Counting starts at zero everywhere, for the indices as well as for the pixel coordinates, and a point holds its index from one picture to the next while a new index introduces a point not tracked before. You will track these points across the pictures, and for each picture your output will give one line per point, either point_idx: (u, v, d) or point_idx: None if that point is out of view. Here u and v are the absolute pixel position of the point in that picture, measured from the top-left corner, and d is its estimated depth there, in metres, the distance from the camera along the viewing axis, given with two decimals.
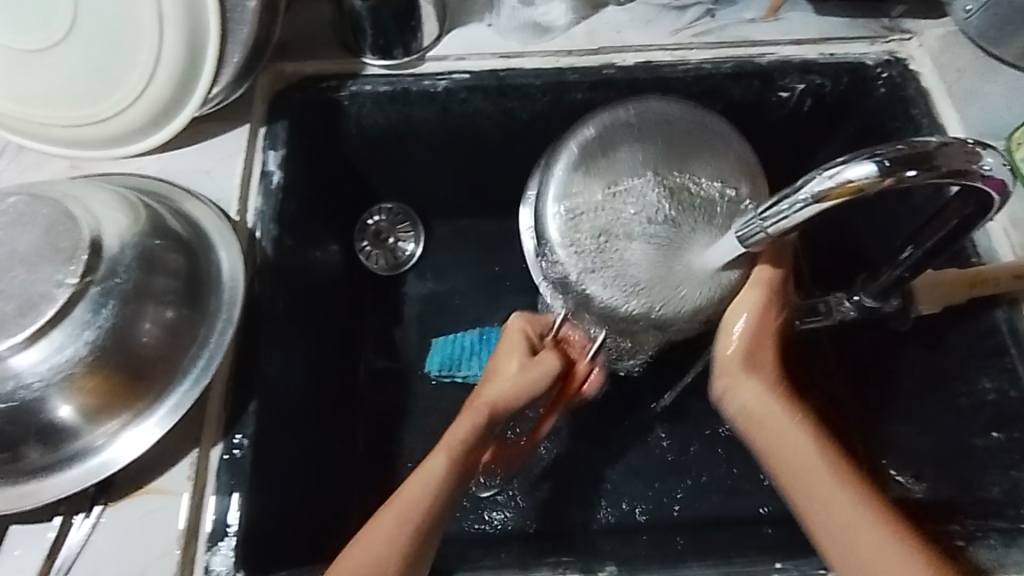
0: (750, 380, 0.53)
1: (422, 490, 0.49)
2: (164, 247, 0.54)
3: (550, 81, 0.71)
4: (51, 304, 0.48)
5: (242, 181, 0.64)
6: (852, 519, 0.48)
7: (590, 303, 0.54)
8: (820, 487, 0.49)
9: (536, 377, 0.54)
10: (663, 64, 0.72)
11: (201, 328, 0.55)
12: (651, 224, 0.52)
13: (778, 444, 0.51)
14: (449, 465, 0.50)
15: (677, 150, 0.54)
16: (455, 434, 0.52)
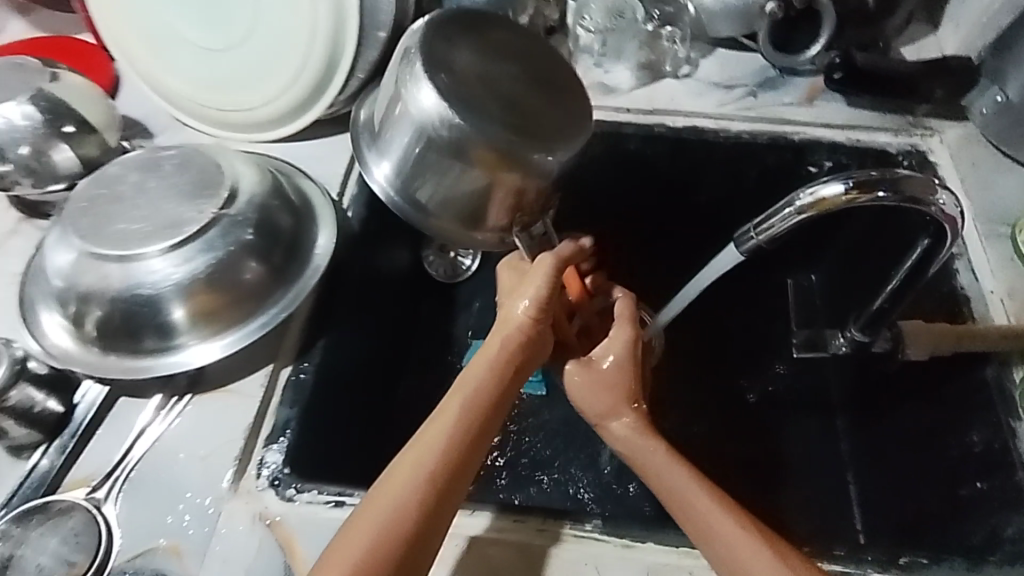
0: (620, 421, 0.58)
1: (423, 462, 0.51)
2: (279, 203, 0.68)
3: (609, 131, 0.85)
4: (191, 226, 0.62)
5: (346, 172, 0.79)
6: (714, 523, 0.51)
7: (508, 147, 0.58)
8: (679, 500, 0.53)
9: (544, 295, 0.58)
10: (707, 129, 0.84)
11: (296, 269, 0.68)
12: (522, 88, 0.62)
13: (648, 467, 0.56)
14: (449, 435, 0.52)
15: (452, 20, 0.62)
16: (471, 372, 0.56)
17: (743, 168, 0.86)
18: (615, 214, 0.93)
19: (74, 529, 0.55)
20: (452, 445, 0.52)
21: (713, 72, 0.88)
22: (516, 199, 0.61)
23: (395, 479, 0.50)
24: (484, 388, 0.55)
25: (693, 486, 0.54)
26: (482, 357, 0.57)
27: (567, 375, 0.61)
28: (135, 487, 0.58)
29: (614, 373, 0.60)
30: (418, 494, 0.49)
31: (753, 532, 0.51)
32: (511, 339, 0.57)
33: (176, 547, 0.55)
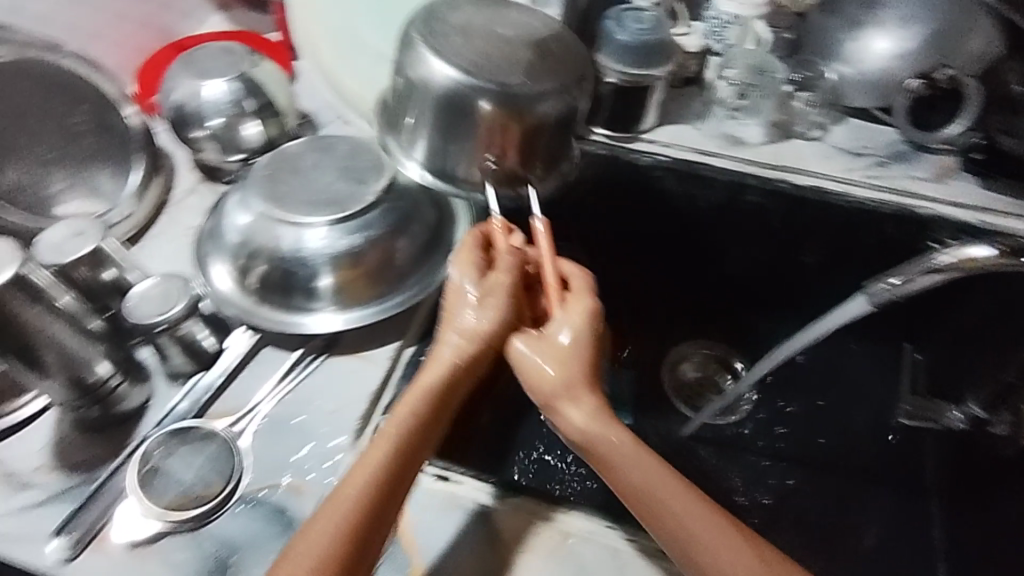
0: (574, 409, 0.55)
1: (345, 505, 0.50)
2: (427, 200, 0.74)
3: (734, 179, 0.88)
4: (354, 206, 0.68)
5: None
6: (689, 523, 0.51)
7: (517, 105, 0.63)
8: (659, 503, 0.52)
9: (503, 320, 0.59)
10: (832, 191, 0.85)
11: (434, 258, 0.74)
12: (500, 36, 0.66)
13: (617, 466, 0.54)
14: (372, 483, 0.51)
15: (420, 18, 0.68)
16: (389, 424, 0.55)
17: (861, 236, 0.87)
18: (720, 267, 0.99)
19: (214, 455, 0.60)
20: (376, 492, 0.51)
21: (844, 139, 0.91)
22: (523, 144, 0.66)
23: (321, 528, 0.49)
24: (404, 430, 0.54)
25: (661, 478, 0.53)
26: (412, 393, 0.57)
27: (517, 351, 0.58)
28: (268, 427, 0.63)
29: (577, 352, 0.57)
30: (335, 547, 0.48)
31: (722, 521, 0.51)
32: (451, 373, 0.58)
33: (298, 487, 0.59)
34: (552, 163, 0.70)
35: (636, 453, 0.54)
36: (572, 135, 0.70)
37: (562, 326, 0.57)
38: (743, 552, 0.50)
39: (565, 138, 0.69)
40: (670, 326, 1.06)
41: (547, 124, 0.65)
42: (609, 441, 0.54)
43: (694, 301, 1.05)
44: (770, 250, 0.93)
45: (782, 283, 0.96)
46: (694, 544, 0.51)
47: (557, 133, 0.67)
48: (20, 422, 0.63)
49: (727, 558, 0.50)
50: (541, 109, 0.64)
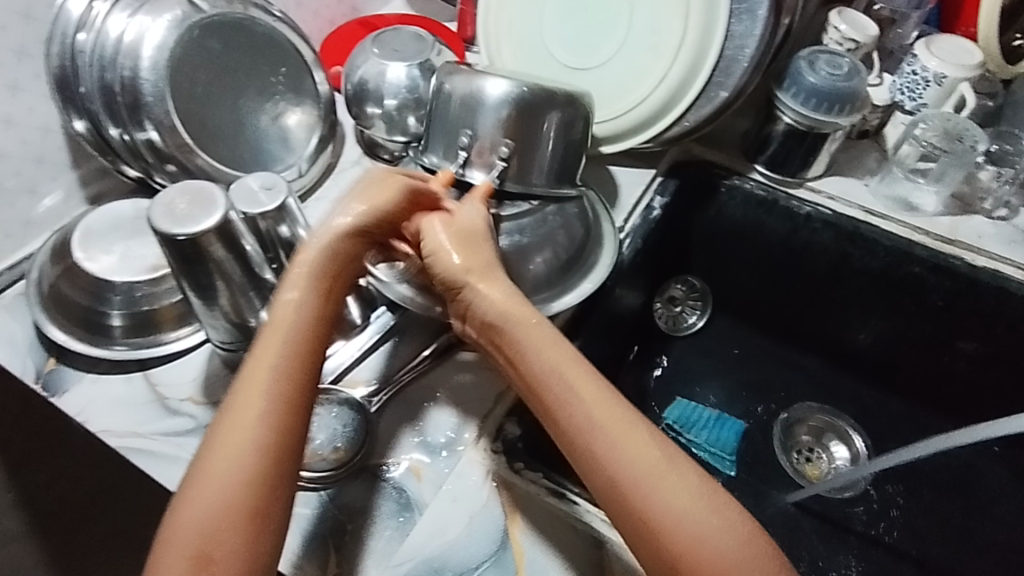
0: (490, 296, 0.57)
1: (240, 443, 0.46)
2: (578, 214, 0.75)
3: (899, 247, 0.83)
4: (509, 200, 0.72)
5: (633, 205, 0.86)
6: (597, 419, 0.49)
7: (533, 105, 0.68)
8: (563, 399, 0.51)
9: (387, 208, 0.58)
10: (1012, 279, 0.80)
11: (574, 275, 0.74)
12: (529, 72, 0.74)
13: (514, 351, 0.54)
14: (262, 418, 0.47)
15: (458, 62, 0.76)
16: (281, 316, 0.51)
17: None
18: (857, 332, 0.94)
19: (350, 423, 0.62)
20: (267, 425, 0.47)
21: None
22: (527, 142, 0.69)
23: (233, 437, 0.46)
24: (285, 352, 0.50)
25: (609, 407, 0.50)
26: (280, 312, 0.51)
27: (425, 232, 0.60)
28: (401, 405, 0.65)
29: (470, 233, 0.60)
30: (257, 456, 0.46)
31: (671, 459, 0.48)
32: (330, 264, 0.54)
33: (417, 470, 0.61)
34: (552, 174, 0.72)
35: (577, 379, 0.51)
36: (571, 156, 0.73)
37: (462, 219, 0.61)
38: (640, 441, 0.48)
39: (565, 153, 0.72)
40: (793, 385, 0.99)
41: (551, 135, 0.70)
42: (536, 351, 0.53)
43: (821, 363, 0.99)
44: (920, 327, 0.87)
45: (924, 365, 0.90)
46: (586, 435, 0.49)
47: (563, 147, 0.72)
48: (172, 352, 0.66)
49: (631, 450, 0.48)
50: (548, 119, 0.70)
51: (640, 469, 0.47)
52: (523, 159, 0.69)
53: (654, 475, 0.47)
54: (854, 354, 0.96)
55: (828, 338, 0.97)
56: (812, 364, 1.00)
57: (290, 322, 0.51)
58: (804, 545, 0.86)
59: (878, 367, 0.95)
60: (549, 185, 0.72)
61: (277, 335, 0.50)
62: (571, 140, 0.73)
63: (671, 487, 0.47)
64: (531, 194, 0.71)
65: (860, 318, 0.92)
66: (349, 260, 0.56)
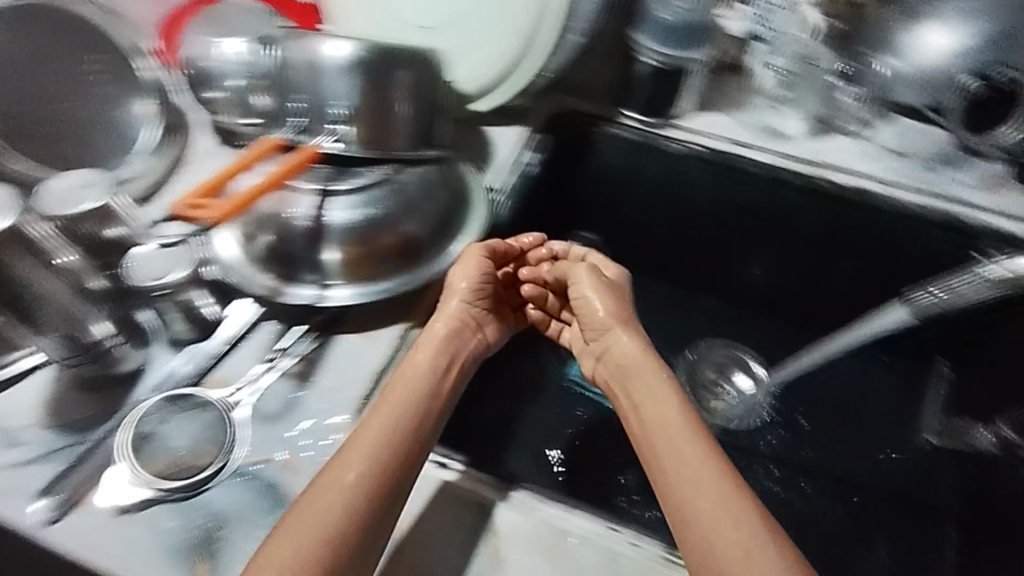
0: (624, 336, 0.68)
1: (341, 485, 0.50)
2: (440, 180, 0.73)
3: (769, 174, 0.84)
4: (353, 168, 0.67)
5: (506, 163, 0.83)
6: (685, 449, 0.55)
7: (378, 68, 0.67)
8: (656, 437, 0.58)
9: (479, 275, 0.70)
10: (872, 191, 0.82)
11: (439, 247, 0.71)
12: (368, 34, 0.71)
13: (637, 391, 0.63)
14: (362, 468, 0.51)
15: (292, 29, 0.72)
16: (410, 369, 0.61)
17: (902, 241, 0.82)
18: (747, 266, 0.95)
19: (211, 425, 0.58)
20: (372, 474, 0.51)
21: (891, 138, 0.86)
22: (377, 107, 0.66)
23: (338, 483, 0.50)
24: (400, 409, 0.57)
25: (695, 443, 0.56)
26: (400, 372, 0.61)
27: (580, 272, 0.73)
28: (267, 398, 0.61)
29: (615, 288, 0.74)
30: (358, 496, 0.50)
31: (747, 496, 0.52)
32: (453, 320, 0.67)
33: (291, 463, 0.57)
34: (414, 136, 0.70)
35: (689, 428, 0.57)
36: (428, 117, 0.72)
37: (614, 274, 0.76)
38: (702, 466, 0.54)
39: (424, 114, 0.71)
40: (696, 328, 1.00)
41: (404, 97, 0.68)
42: (654, 390, 0.62)
43: (721, 304, 1.01)
44: (802, 252, 0.89)
45: (813, 288, 0.92)
46: (665, 449, 0.56)
47: (421, 110, 0.70)
48: (12, 378, 0.60)
49: (708, 479, 0.53)
50: (399, 77, 0.68)
51: (719, 500, 0.51)
52: (375, 122, 0.66)
53: (701, 491, 0.52)
54: (748, 288, 0.97)
55: (722, 277, 0.98)
56: (713, 305, 1.01)
57: (414, 389, 0.59)
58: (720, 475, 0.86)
59: (771, 298, 0.97)
60: (413, 148, 0.69)
61: (398, 394, 0.58)
62: (425, 97, 0.71)
63: (735, 511, 0.50)
64: (392, 158, 0.67)
65: (749, 254, 0.93)
66: (473, 334, 0.69)
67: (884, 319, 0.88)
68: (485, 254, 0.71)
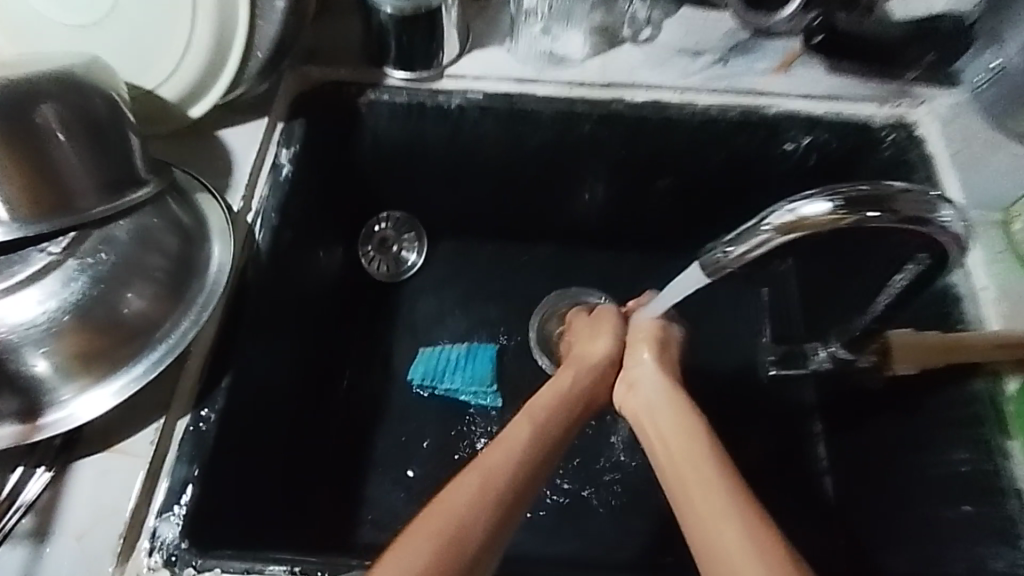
0: (638, 367, 0.65)
1: (455, 505, 0.47)
2: (161, 225, 0.59)
3: (560, 110, 0.75)
4: (21, 253, 0.53)
5: (254, 171, 0.69)
6: (697, 468, 0.51)
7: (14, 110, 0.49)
8: (673, 464, 0.53)
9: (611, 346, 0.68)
10: (672, 104, 0.75)
11: (183, 305, 0.58)
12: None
13: (652, 423, 0.59)
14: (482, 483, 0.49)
15: None
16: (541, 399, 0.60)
17: (709, 150, 0.78)
18: (568, 206, 0.88)
19: None
20: (486, 499, 0.48)
21: (676, 38, 0.78)
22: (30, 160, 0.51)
23: (445, 502, 0.48)
24: (529, 441, 0.55)
25: (706, 461, 0.51)
26: (530, 410, 0.58)
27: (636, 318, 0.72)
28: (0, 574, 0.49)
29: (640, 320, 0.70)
30: (468, 513, 0.47)
31: (744, 510, 0.47)
32: (591, 371, 0.65)
33: None
34: (104, 185, 0.55)
35: (694, 448, 0.54)
36: (117, 151, 0.56)
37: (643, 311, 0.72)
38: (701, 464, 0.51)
39: (107, 152, 0.55)
40: (534, 280, 0.94)
41: (69, 138, 0.53)
42: (683, 420, 0.57)
43: (554, 248, 0.94)
44: (618, 180, 0.83)
45: (637, 211, 0.87)
46: (678, 466, 0.52)
47: (94, 147, 0.54)
48: None
49: (710, 502, 0.48)
50: (49, 117, 0.51)
51: (719, 521, 0.46)
52: (37, 182, 0.51)
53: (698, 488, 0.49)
54: (575, 225, 0.91)
55: (546, 221, 0.91)
56: (547, 250, 0.94)
57: (550, 426, 0.57)
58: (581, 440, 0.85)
59: (600, 230, 0.91)
60: (110, 202, 0.55)
61: (522, 427, 0.56)
62: (99, 128, 0.55)
63: (731, 526, 0.46)
64: (84, 219, 0.53)
65: (566, 196, 0.86)
66: (604, 380, 0.66)
67: (689, 277, 0.57)
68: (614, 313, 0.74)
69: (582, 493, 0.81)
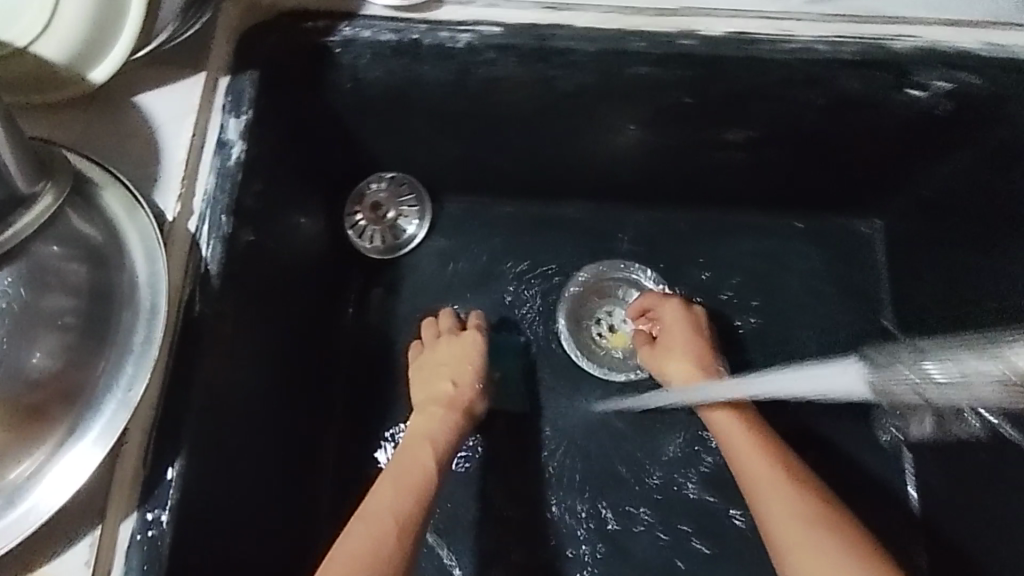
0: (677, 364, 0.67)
1: (368, 554, 0.48)
2: (65, 249, 0.43)
3: (607, 49, 0.55)
4: None
5: (193, 155, 0.50)
6: (770, 494, 0.54)
7: None
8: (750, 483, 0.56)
9: (469, 369, 0.66)
10: (763, 39, 0.54)
11: (119, 347, 0.44)
12: None
13: (724, 434, 0.61)
14: (395, 525, 0.51)
15: None
16: (409, 459, 0.58)
17: (804, 98, 0.58)
18: (606, 164, 0.70)
19: None
20: (400, 532, 0.50)
21: None
22: None
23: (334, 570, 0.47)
24: (411, 493, 0.54)
25: (787, 491, 0.53)
26: (400, 461, 0.57)
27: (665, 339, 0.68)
28: None
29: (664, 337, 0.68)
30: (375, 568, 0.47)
31: (838, 546, 0.49)
32: (455, 400, 0.64)
33: None
34: None
35: (779, 471, 0.55)
36: None
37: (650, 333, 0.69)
38: (793, 495, 0.53)
39: None
40: (562, 247, 0.77)
41: None
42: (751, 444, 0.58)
43: (585, 207, 0.77)
44: (675, 134, 0.64)
45: (693, 168, 0.69)
46: (763, 494, 0.54)
47: None
48: None
49: (802, 537, 0.50)
50: None
51: (801, 547, 0.49)
52: None
53: (799, 519, 0.51)
54: (615, 182, 0.73)
55: (579, 180, 0.73)
56: (578, 210, 0.77)
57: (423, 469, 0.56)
58: (625, 450, 0.73)
59: (644, 189, 0.73)
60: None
61: (419, 447, 0.59)
62: None
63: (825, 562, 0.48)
64: None
65: (605, 153, 0.68)
66: (447, 401, 0.64)
67: None
68: (449, 324, 0.71)
69: (630, 510, 0.71)
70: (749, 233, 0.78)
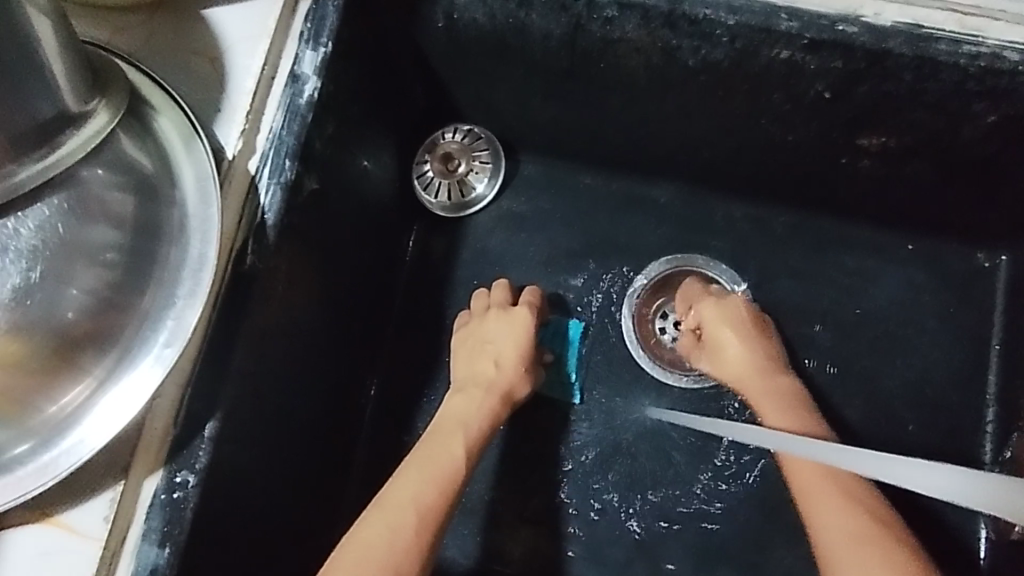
0: (741, 358, 0.60)
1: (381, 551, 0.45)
2: (112, 175, 0.38)
3: (750, 22, 0.46)
4: None
5: (262, 86, 0.45)
6: (833, 518, 0.47)
7: None
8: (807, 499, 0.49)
9: (516, 352, 0.60)
10: (939, 35, 0.45)
11: (162, 292, 0.40)
12: None
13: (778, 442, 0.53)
14: (414, 522, 0.47)
15: None
16: (439, 446, 0.53)
17: (969, 110, 0.49)
18: (711, 149, 0.61)
19: None
20: (420, 532, 0.46)
21: None
22: None
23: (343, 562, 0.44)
24: (438, 486, 0.50)
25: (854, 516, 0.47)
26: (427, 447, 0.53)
27: (726, 330, 0.61)
28: None
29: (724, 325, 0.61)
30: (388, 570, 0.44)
31: None
32: (497, 386, 0.59)
33: None
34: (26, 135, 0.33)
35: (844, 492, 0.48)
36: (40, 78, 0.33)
37: (711, 321, 0.62)
38: (845, 517, 0.47)
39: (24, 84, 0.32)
40: (644, 232, 0.69)
41: None
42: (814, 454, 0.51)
43: (676, 191, 0.68)
44: (801, 129, 0.56)
45: (811, 168, 0.60)
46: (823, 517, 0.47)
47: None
48: None
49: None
50: None
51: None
52: None
53: (854, 547, 0.45)
54: (716, 170, 0.64)
55: (676, 161, 0.65)
56: (667, 192, 0.69)
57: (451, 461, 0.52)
58: (671, 456, 0.66)
59: (747, 182, 0.65)
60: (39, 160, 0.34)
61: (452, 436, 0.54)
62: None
63: None
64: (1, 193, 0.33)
65: (714, 137, 0.59)
66: (488, 385, 0.59)
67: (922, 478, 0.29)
68: (505, 296, 0.64)
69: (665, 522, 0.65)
70: (859, 249, 0.68)
